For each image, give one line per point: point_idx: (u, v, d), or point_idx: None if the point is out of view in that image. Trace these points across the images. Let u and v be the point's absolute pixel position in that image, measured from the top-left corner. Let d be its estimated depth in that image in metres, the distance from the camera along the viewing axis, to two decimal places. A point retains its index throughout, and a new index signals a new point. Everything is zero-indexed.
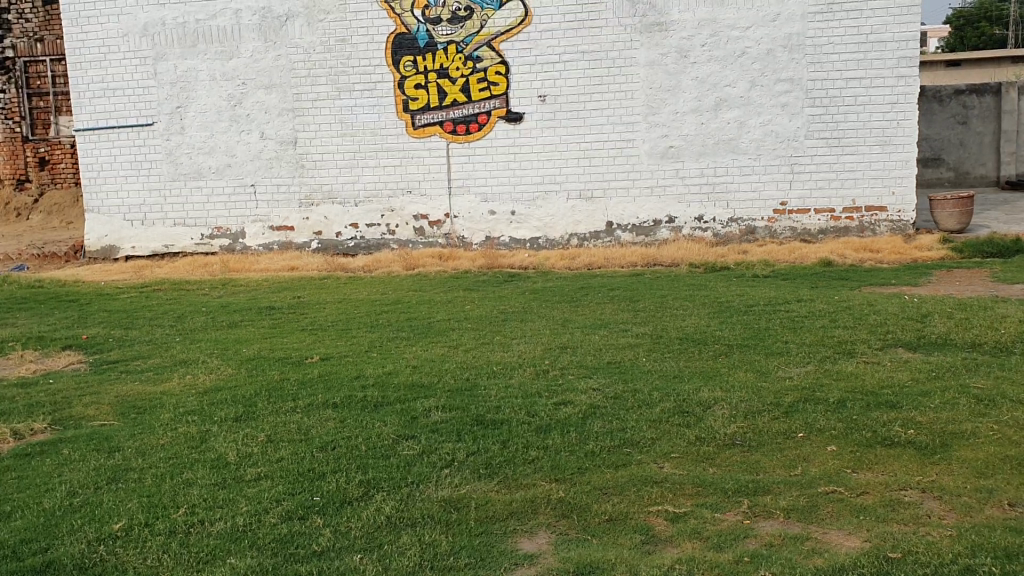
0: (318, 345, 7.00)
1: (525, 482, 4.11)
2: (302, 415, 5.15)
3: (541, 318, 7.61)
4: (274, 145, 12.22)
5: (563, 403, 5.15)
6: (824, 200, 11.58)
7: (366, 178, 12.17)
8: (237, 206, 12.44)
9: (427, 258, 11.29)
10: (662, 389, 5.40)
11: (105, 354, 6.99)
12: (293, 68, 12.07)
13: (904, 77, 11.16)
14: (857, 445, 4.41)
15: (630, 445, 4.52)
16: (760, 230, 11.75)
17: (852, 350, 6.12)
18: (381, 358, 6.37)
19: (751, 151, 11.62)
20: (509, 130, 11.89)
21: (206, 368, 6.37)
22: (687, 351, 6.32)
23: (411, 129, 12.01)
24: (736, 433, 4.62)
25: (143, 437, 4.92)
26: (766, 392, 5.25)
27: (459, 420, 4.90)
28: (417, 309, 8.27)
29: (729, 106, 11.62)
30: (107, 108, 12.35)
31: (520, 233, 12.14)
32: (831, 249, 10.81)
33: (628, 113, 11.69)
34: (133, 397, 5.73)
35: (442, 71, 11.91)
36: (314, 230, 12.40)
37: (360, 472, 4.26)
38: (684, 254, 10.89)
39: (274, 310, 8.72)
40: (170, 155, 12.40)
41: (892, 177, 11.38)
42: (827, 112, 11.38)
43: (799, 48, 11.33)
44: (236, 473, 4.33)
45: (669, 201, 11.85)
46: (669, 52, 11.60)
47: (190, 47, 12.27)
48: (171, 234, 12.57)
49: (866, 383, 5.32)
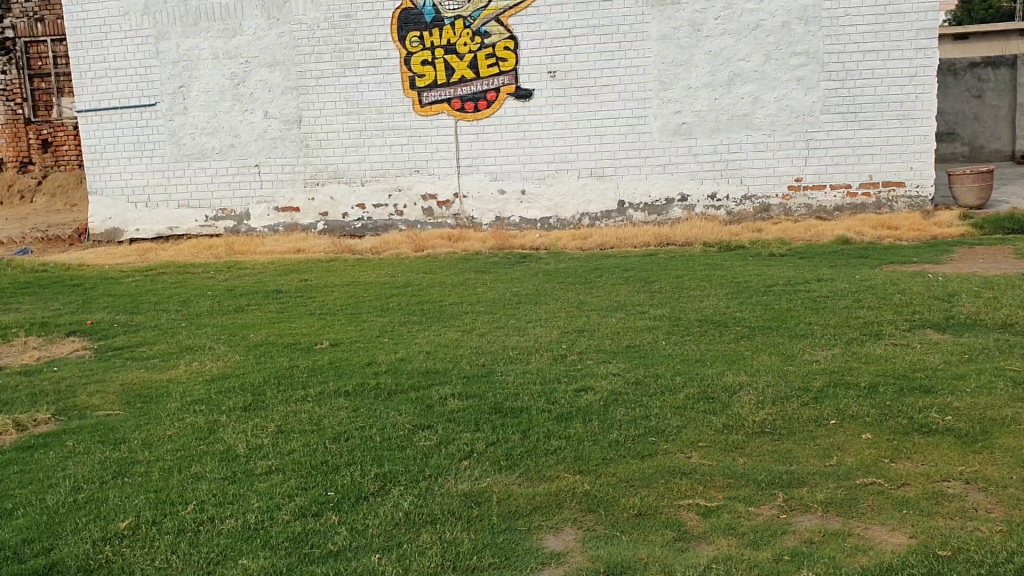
0: (327, 330, 6.82)
1: (548, 474, 3.93)
2: (313, 404, 4.98)
3: (555, 301, 7.41)
4: (278, 124, 12.01)
5: (583, 390, 4.97)
6: (840, 176, 11.36)
7: (372, 158, 11.96)
8: (241, 187, 12.25)
9: (437, 239, 11.08)
10: (684, 374, 5.21)
11: (110, 341, 6.81)
12: (296, 45, 11.83)
13: (922, 50, 10.88)
14: (893, 433, 4.22)
15: (655, 434, 4.33)
16: (775, 207, 11.53)
17: (879, 332, 5.92)
18: (392, 344, 6.18)
19: (765, 127, 11.38)
20: (518, 108, 11.65)
21: (213, 355, 6.19)
22: (708, 334, 6.13)
23: (419, 107, 11.78)
24: (765, 420, 4.43)
25: (149, 428, 4.75)
26: (792, 377, 5.06)
27: (476, 409, 4.72)
28: (427, 292, 8.07)
29: (742, 81, 11.37)
30: (109, 88, 12.14)
31: (531, 213, 11.94)
32: (849, 226, 10.59)
33: (640, 89, 11.45)
34: (138, 385, 5.56)
35: (449, 47, 11.66)
36: (320, 211, 12.20)
37: (375, 464, 4.09)
38: (698, 233, 10.69)
39: (281, 294, 8.54)
40: (173, 136, 12.19)
41: (910, 152, 11.14)
42: (844, 86, 11.12)
43: (815, 20, 11.07)
44: (246, 467, 4.16)
45: (682, 178, 11.62)
46: (681, 26, 11.33)
47: (192, 26, 12.02)
48: (175, 216, 12.38)
49: (896, 366, 5.13)
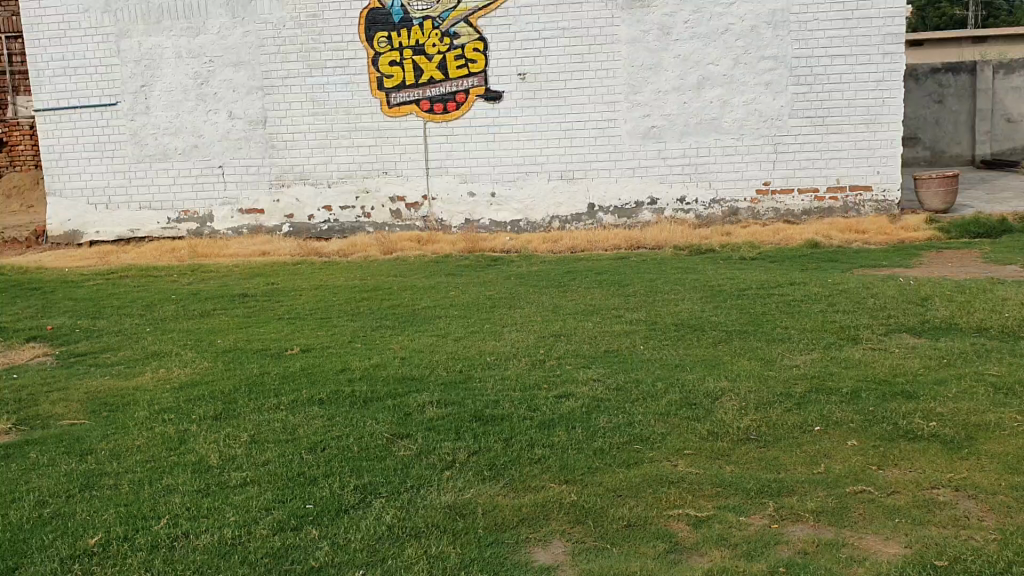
0: (297, 335, 6.67)
1: (533, 484, 3.84)
2: (286, 412, 4.84)
3: (530, 305, 7.33)
4: (243, 125, 11.80)
5: (564, 396, 4.89)
6: (808, 180, 11.41)
7: (339, 159, 11.79)
8: (204, 188, 12.01)
9: (405, 242, 10.95)
10: (665, 379, 5.14)
11: (72, 347, 6.60)
12: (262, 45, 11.63)
13: (889, 54, 10.97)
14: (879, 440, 4.19)
15: (640, 441, 4.26)
16: (743, 210, 11.56)
17: (855, 336, 5.91)
18: (365, 349, 6.06)
19: (734, 131, 11.40)
20: (487, 109, 11.56)
21: (180, 361, 6.02)
22: (685, 339, 6.08)
23: (387, 108, 11.64)
24: (750, 427, 4.38)
25: (116, 438, 4.58)
26: (774, 382, 5.01)
27: (456, 416, 4.61)
28: (398, 295, 7.95)
29: (712, 85, 11.38)
30: (68, 87, 11.84)
31: (500, 215, 11.86)
32: (817, 230, 10.63)
33: (609, 92, 11.42)
34: (104, 393, 5.37)
35: (417, 48, 11.54)
36: (285, 212, 12.02)
37: (354, 476, 3.97)
38: (668, 236, 10.67)
39: (249, 298, 8.36)
40: (134, 136, 11.92)
41: (877, 156, 11.23)
42: (812, 91, 11.18)
43: (784, 24, 11.10)
44: (219, 479, 4.02)
45: (652, 181, 11.61)
46: (650, 29, 11.32)
47: (155, 24, 11.76)
48: (137, 218, 12.12)
49: (877, 371, 5.12)
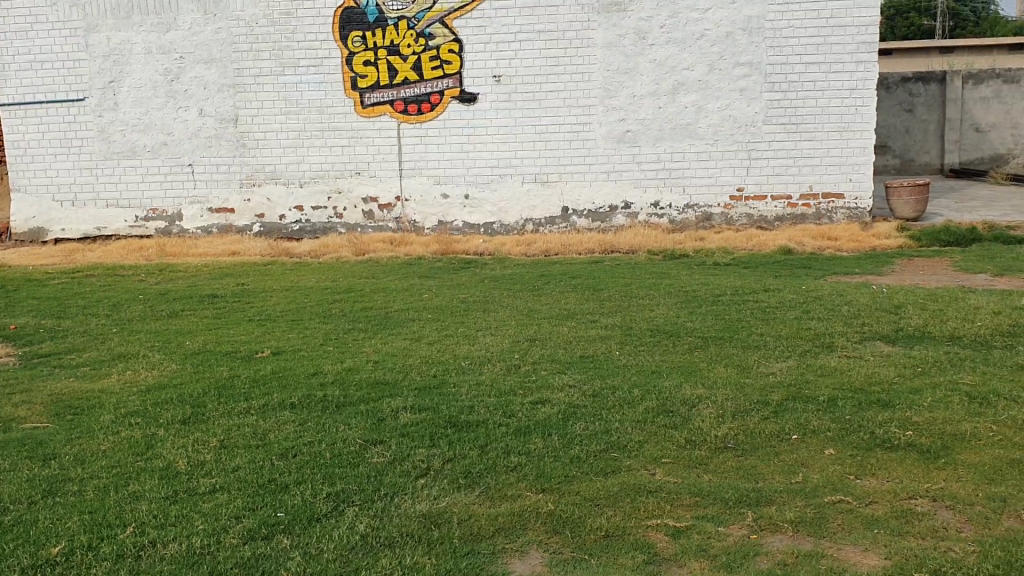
0: (268, 337, 6.56)
1: (510, 493, 3.78)
2: (257, 417, 4.74)
3: (504, 308, 7.27)
4: (214, 123, 11.64)
5: (539, 402, 4.83)
6: (781, 187, 11.45)
7: (312, 159, 11.67)
8: (174, 186, 11.83)
9: (378, 243, 10.85)
10: (642, 386, 5.10)
11: (36, 347, 6.44)
12: (233, 42, 11.48)
13: (863, 63, 11.03)
14: (856, 449, 4.18)
15: (617, 449, 4.22)
16: (717, 216, 11.59)
17: (831, 344, 5.91)
18: (338, 353, 5.97)
19: (708, 136, 11.42)
20: (462, 111, 11.49)
21: (148, 363, 5.90)
22: (661, 345, 6.05)
23: (360, 108, 11.54)
24: (727, 435, 4.35)
25: (81, 443, 4.47)
26: (750, 390, 4.99)
27: (430, 423, 4.54)
28: (370, 298, 7.85)
29: (687, 90, 11.39)
30: (34, 81, 11.62)
31: (474, 218, 11.80)
32: (790, 236, 10.67)
33: (585, 96, 11.39)
34: (68, 396, 5.24)
35: (392, 48, 11.44)
36: (256, 212, 11.87)
37: (326, 483, 3.89)
38: (642, 241, 10.66)
39: (218, 298, 8.23)
40: (102, 133, 11.72)
41: (849, 164, 11.29)
42: (786, 98, 11.22)
43: (759, 31, 11.13)
44: (187, 485, 3.92)
45: (626, 186, 11.60)
46: (626, 33, 11.31)
47: (124, 19, 11.57)
48: (104, 216, 11.92)
49: (853, 379, 5.11)
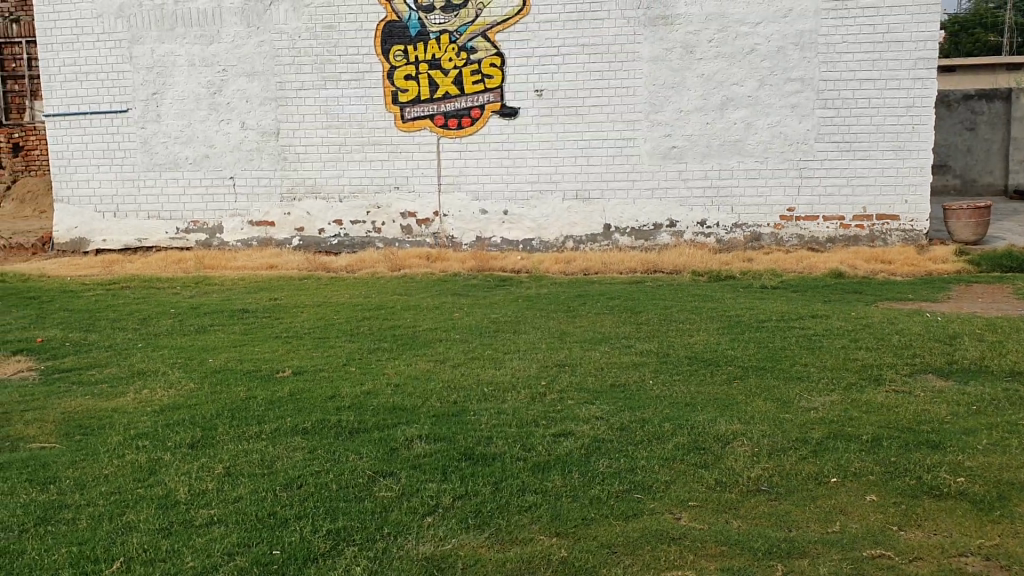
0: (292, 356, 6.39)
1: (521, 536, 3.52)
2: (266, 443, 4.55)
3: (536, 330, 7.02)
4: (255, 136, 11.60)
5: (562, 435, 4.57)
6: (833, 207, 11.04)
7: (351, 173, 11.56)
8: (215, 199, 11.81)
9: (415, 259, 10.68)
10: (674, 420, 4.81)
11: (59, 361, 6.35)
12: (275, 55, 11.45)
13: (921, 80, 10.60)
14: (900, 496, 3.84)
15: (640, 490, 3.93)
16: (766, 236, 11.21)
17: (878, 377, 5.54)
18: (359, 374, 5.76)
19: (757, 154, 11.07)
20: (503, 126, 11.30)
21: (166, 381, 5.76)
22: (697, 374, 5.75)
23: (401, 122, 11.41)
24: (761, 477, 4.04)
25: (85, 466, 4.31)
26: (789, 426, 4.67)
27: (445, 454, 4.31)
28: (400, 316, 7.65)
29: (736, 106, 11.05)
30: (79, 93, 11.69)
31: (513, 234, 11.57)
32: (842, 259, 10.26)
33: (629, 111, 11.12)
34: (82, 414, 5.11)
35: (433, 62, 11.30)
36: (295, 226, 11.78)
37: (327, 520, 3.66)
38: (686, 261, 10.33)
39: (248, 314, 8.11)
40: (144, 144, 11.76)
41: (905, 184, 10.84)
42: (839, 115, 10.83)
43: (811, 46, 10.78)
44: (184, 516, 3.73)
45: (671, 204, 11.29)
46: (674, 47, 11.02)
47: (168, 30, 11.61)
48: (145, 227, 11.94)
49: (900, 417, 4.76)
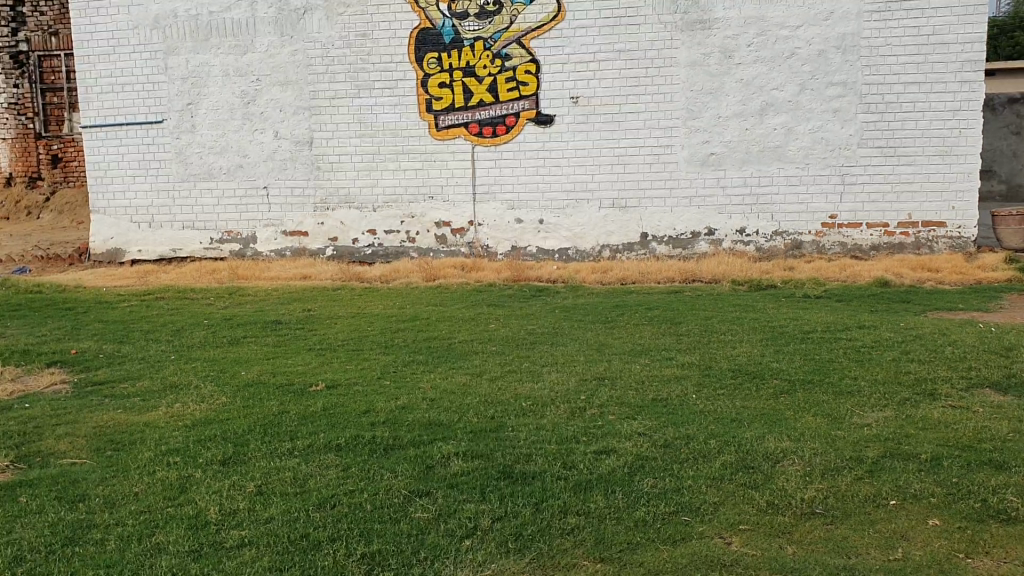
0: (325, 368, 6.28)
1: (564, 561, 3.36)
2: (299, 460, 4.42)
3: (574, 342, 6.85)
4: (289, 145, 11.56)
5: (604, 452, 4.40)
6: (877, 214, 10.77)
7: (385, 183, 11.48)
8: (248, 209, 11.78)
9: (448, 268, 10.56)
10: (720, 436, 4.62)
11: (92, 374, 6.28)
12: (309, 64, 11.41)
13: (968, 83, 10.32)
14: (965, 520, 3.62)
15: (688, 512, 3.75)
16: (807, 244, 10.96)
17: (933, 391, 5.31)
18: (394, 388, 5.63)
19: (798, 160, 10.83)
20: (538, 134, 11.17)
21: (199, 395, 5.66)
22: (743, 388, 5.55)
23: (435, 130, 11.31)
24: (815, 499, 3.84)
25: (115, 483, 4.21)
26: (842, 444, 4.46)
27: (482, 473, 4.15)
28: (435, 327, 7.52)
29: (776, 111, 10.82)
30: (115, 104, 11.72)
31: (548, 243, 11.40)
32: (886, 267, 9.99)
33: (667, 118, 10.93)
34: (113, 429, 5.02)
35: (468, 70, 11.19)
36: (329, 236, 11.71)
37: (362, 542, 3.52)
38: (725, 270, 10.12)
39: (281, 325, 8.01)
40: (179, 155, 11.76)
41: (952, 190, 10.55)
42: (883, 119, 10.57)
43: (853, 49, 10.54)
44: (214, 538, 3.61)
45: (709, 212, 11.07)
46: (711, 52, 10.82)
47: (202, 41, 11.61)
48: (179, 237, 11.94)
49: (959, 434, 4.53)
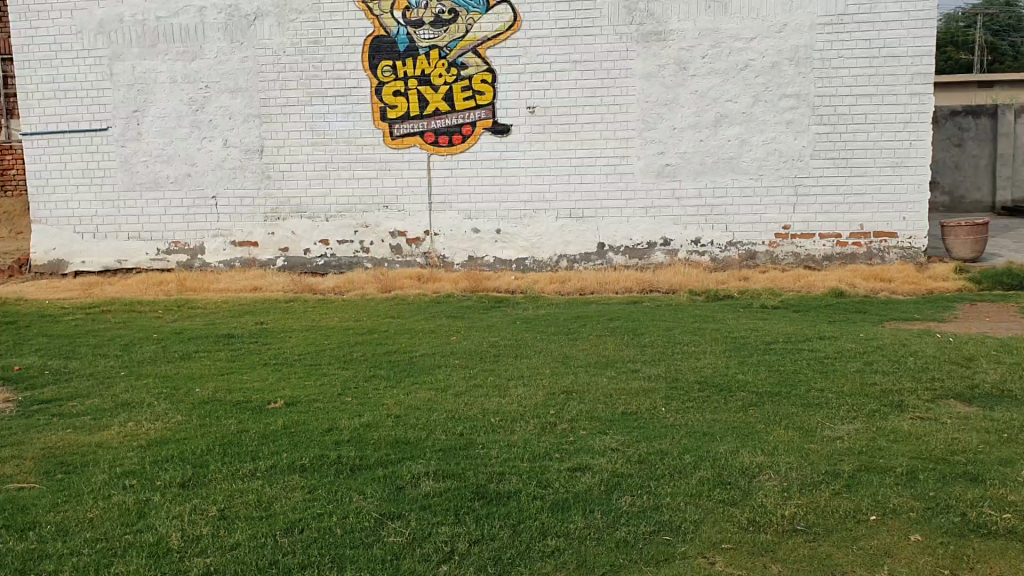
0: (283, 384, 6.09)
1: None
2: (263, 482, 4.25)
3: (538, 354, 6.76)
4: (238, 154, 11.31)
5: (579, 469, 4.30)
6: (829, 225, 10.88)
7: (338, 192, 11.29)
8: (197, 219, 11.49)
9: (405, 279, 10.41)
10: (694, 451, 4.56)
11: (37, 392, 6.01)
12: (260, 71, 11.19)
13: (917, 95, 10.49)
14: (946, 535, 3.60)
15: (670, 531, 3.67)
16: (761, 254, 11.03)
17: (900, 403, 5.32)
18: (358, 404, 5.48)
19: (752, 171, 10.90)
20: (495, 143, 11.08)
21: (152, 413, 5.44)
22: (711, 401, 5.50)
23: (389, 139, 11.16)
24: (796, 515, 3.79)
25: (68, 509, 3.99)
26: (817, 458, 4.42)
27: (456, 494, 4.03)
28: (395, 340, 7.37)
29: (730, 123, 10.88)
30: (58, 111, 11.37)
31: (505, 253, 11.30)
32: (840, 277, 10.09)
33: (623, 128, 10.93)
34: (62, 450, 4.78)
35: (423, 78, 11.06)
36: (280, 246, 11.48)
37: (335, 569, 3.38)
38: (682, 280, 10.13)
39: (234, 339, 7.79)
40: (124, 163, 11.43)
41: (903, 201, 10.70)
42: (835, 131, 10.69)
43: (806, 61, 10.64)
44: (177, 567, 3.43)
45: (665, 223, 11.09)
46: (667, 64, 10.85)
47: (149, 47, 11.31)
48: (125, 248, 11.60)
49: (932, 447, 4.53)
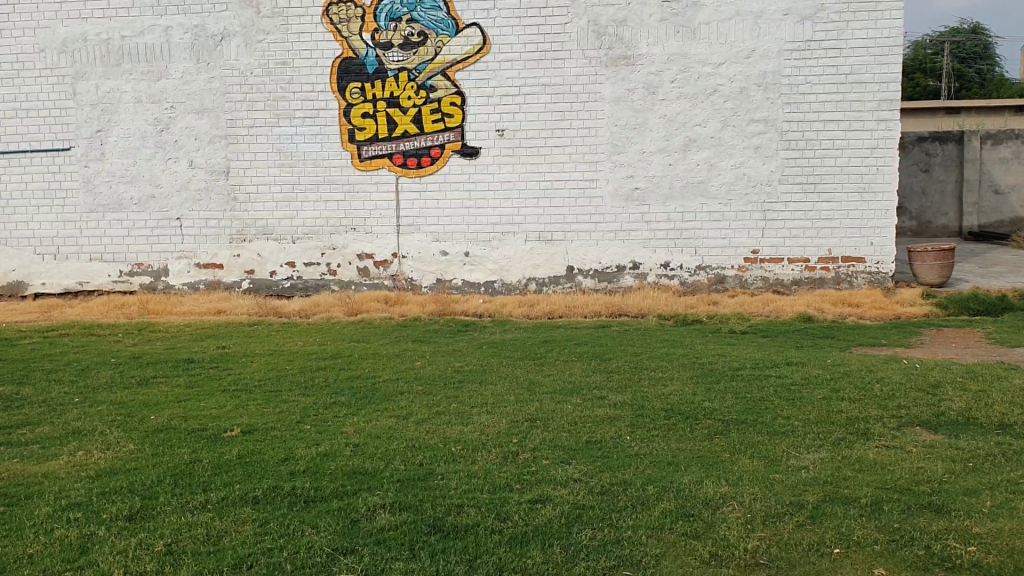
0: (242, 411, 5.95)
1: None
2: (214, 514, 4.12)
3: (502, 380, 6.67)
4: (204, 175, 11.17)
5: (539, 501, 4.21)
6: (798, 250, 10.89)
7: (305, 214, 11.18)
8: (160, 241, 11.31)
9: (371, 302, 10.29)
10: (657, 482, 4.47)
11: None
12: (226, 92, 11.07)
13: (884, 121, 10.56)
14: (910, 569, 3.53)
15: (629, 566, 3.58)
16: (730, 278, 11.01)
17: (866, 431, 5.28)
18: (316, 433, 5.35)
19: (721, 196, 10.90)
20: (463, 166, 11.02)
21: (104, 442, 5.28)
22: (677, 429, 5.43)
23: (357, 161, 11.07)
24: (759, 548, 3.71)
25: (6, 544, 3.84)
26: (781, 488, 4.35)
27: (412, 527, 3.92)
28: (359, 365, 7.25)
29: (699, 147, 10.89)
30: (19, 129, 11.21)
31: (474, 276, 11.21)
32: (808, 302, 10.08)
33: (592, 152, 10.91)
34: (6, 481, 4.62)
35: (391, 100, 10.99)
36: (245, 268, 11.31)
37: None
38: (651, 304, 10.09)
39: (194, 364, 7.62)
40: (87, 184, 11.26)
41: (870, 226, 10.75)
42: (803, 156, 10.72)
43: (774, 87, 10.68)
44: None
45: (635, 246, 11.05)
46: (635, 88, 10.87)
47: (113, 66, 11.18)
48: (86, 270, 11.40)
49: (896, 477, 4.47)
